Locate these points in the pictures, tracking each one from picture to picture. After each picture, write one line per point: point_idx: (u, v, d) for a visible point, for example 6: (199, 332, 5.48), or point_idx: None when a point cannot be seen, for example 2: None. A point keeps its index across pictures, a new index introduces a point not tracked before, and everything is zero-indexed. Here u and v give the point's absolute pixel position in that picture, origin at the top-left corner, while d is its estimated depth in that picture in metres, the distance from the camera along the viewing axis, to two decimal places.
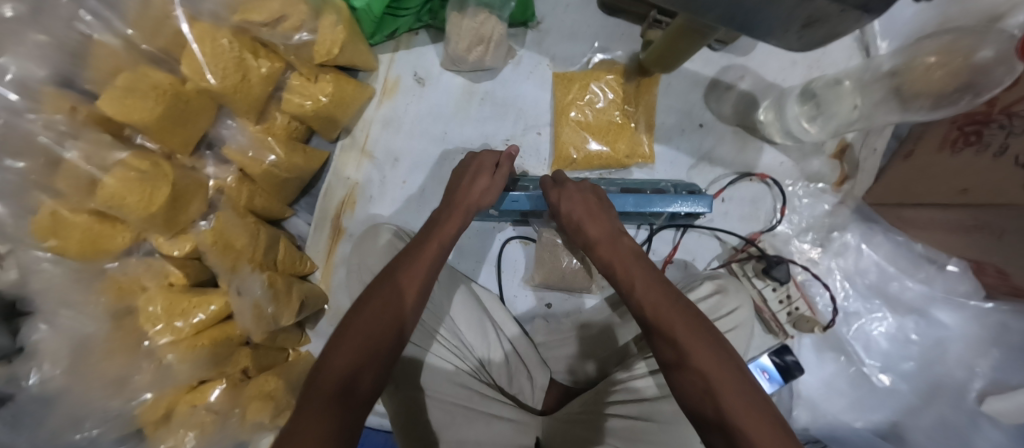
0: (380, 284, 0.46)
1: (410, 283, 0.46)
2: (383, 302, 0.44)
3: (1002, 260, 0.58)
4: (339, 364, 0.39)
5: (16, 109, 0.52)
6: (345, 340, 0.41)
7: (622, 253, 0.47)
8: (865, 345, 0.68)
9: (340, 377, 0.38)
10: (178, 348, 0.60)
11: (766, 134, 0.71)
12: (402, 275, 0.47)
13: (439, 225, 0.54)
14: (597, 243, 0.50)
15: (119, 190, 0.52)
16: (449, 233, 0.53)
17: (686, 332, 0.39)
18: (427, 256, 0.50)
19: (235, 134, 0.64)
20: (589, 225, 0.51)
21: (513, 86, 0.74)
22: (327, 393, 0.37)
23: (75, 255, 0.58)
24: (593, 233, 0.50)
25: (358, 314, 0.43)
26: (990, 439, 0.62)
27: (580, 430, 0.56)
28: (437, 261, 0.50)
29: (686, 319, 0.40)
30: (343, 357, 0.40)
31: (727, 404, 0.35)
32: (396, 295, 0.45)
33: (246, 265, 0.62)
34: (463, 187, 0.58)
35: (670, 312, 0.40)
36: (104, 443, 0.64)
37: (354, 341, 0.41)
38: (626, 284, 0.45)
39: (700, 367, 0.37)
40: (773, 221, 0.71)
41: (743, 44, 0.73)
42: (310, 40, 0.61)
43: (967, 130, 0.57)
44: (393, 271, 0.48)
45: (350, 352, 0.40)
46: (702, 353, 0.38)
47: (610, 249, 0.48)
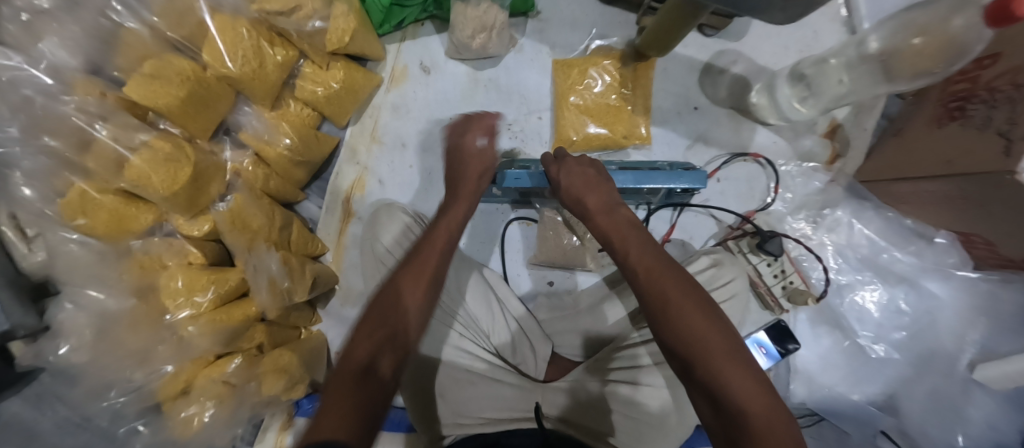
0: (395, 275, 0.49)
1: (422, 267, 0.49)
2: (398, 293, 0.47)
3: (987, 229, 0.60)
4: (361, 349, 0.43)
5: (51, 93, 0.56)
6: (366, 329, 0.44)
7: (619, 225, 0.50)
8: (858, 316, 0.70)
9: (363, 360, 0.42)
10: (199, 320, 0.62)
11: (760, 116, 0.74)
12: (414, 265, 0.49)
13: (448, 210, 0.56)
14: (596, 214, 0.52)
15: (146, 170, 0.56)
16: (455, 220, 0.55)
17: (680, 297, 0.42)
18: (437, 243, 0.52)
19: (251, 120, 0.68)
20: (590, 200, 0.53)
21: (515, 73, 0.78)
22: (353, 375, 0.40)
23: (103, 234, 0.61)
24: (593, 206, 0.52)
25: (377, 307, 0.47)
26: (980, 405, 0.64)
27: (591, 416, 0.57)
28: (447, 247, 0.52)
29: (679, 285, 0.43)
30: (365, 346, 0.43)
31: (715, 363, 0.38)
32: (408, 283, 0.48)
33: (263, 244, 0.66)
34: (467, 169, 0.59)
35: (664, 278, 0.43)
36: (127, 415, 0.67)
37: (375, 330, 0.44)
38: (622, 252, 0.48)
39: (694, 329, 0.40)
40: (767, 200, 0.74)
41: (735, 30, 0.76)
42: (322, 28, 0.64)
43: (953, 107, 0.60)
44: (407, 262, 0.50)
45: (370, 339, 0.44)
46: (693, 315, 0.41)
47: (608, 220, 0.51)
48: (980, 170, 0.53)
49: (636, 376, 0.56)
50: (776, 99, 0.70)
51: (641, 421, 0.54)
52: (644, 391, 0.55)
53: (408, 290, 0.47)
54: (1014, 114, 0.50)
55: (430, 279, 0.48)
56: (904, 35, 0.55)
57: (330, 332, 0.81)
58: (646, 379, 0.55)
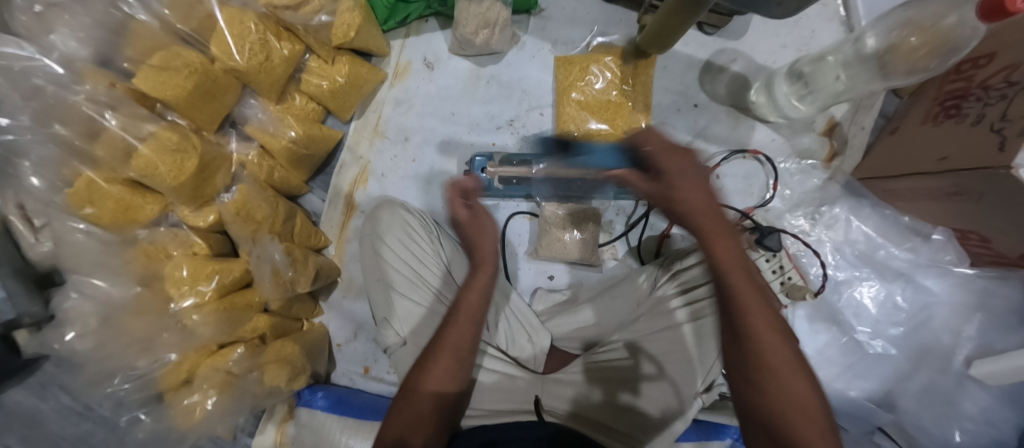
0: (424, 355, 0.53)
1: (447, 342, 0.53)
2: (427, 373, 0.52)
3: (983, 225, 0.61)
4: (395, 428, 0.49)
5: (62, 82, 0.57)
6: (402, 410, 0.50)
7: (734, 262, 0.38)
8: (855, 312, 0.71)
9: (395, 437, 0.48)
10: (203, 309, 0.63)
11: (759, 114, 0.74)
12: (438, 346, 0.53)
13: (471, 275, 0.57)
14: (714, 245, 0.38)
15: (153, 159, 0.57)
16: (474, 301, 0.55)
17: (783, 375, 0.37)
18: (462, 321, 0.54)
19: (257, 113, 0.69)
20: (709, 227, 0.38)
21: (517, 69, 0.79)
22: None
23: (109, 224, 0.62)
24: (712, 239, 0.38)
25: (409, 389, 0.52)
26: (977, 400, 0.65)
27: (600, 411, 0.57)
28: (472, 324, 0.54)
29: (789, 357, 0.38)
30: (400, 423, 0.49)
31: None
32: (436, 365, 0.52)
33: (267, 235, 0.67)
34: (481, 235, 0.56)
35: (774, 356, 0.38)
36: (129, 404, 0.68)
37: (409, 413, 0.49)
38: (733, 301, 0.39)
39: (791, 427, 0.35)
40: (767, 196, 0.75)
41: (734, 29, 0.77)
42: (328, 22, 0.66)
43: (948, 105, 0.61)
44: (433, 342, 0.54)
45: (402, 420, 0.49)
46: (792, 407, 0.36)
47: (725, 257, 0.38)
48: (972, 165, 0.54)
49: (636, 380, 0.58)
50: (774, 97, 0.71)
51: (642, 422, 0.56)
52: (644, 394, 0.57)
53: (430, 379, 0.51)
54: (1005, 111, 0.51)
55: (454, 363, 0.52)
56: (901, 34, 0.56)
57: (332, 323, 0.82)
58: (645, 384, 0.58)
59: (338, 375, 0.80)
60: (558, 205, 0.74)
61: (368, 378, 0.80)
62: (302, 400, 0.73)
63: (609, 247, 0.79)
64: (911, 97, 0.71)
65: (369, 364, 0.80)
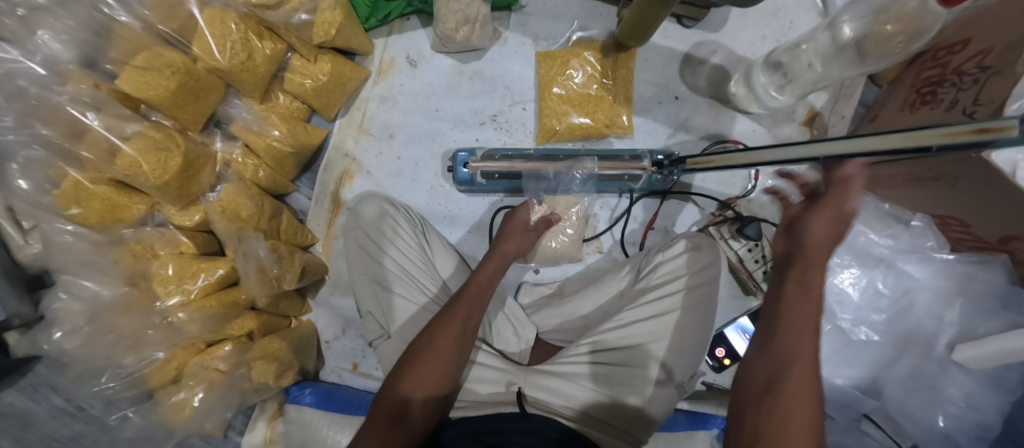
0: (429, 328, 0.54)
1: (451, 320, 0.54)
2: (427, 354, 0.52)
3: (960, 209, 0.62)
4: (395, 393, 0.51)
5: (45, 83, 0.58)
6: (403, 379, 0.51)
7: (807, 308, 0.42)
8: (839, 299, 0.71)
9: (397, 401, 0.50)
10: (189, 307, 0.64)
11: (739, 105, 0.75)
12: (445, 320, 0.54)
13: (481, 263, 0.61)
14: (811, 284, 0.43)
15: (137, 157, 0.57)
16: (484, 280, 0.59)
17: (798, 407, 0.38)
18: (467, 298, 0.56)
19: (241, 112, 0.70)
20: (813, 269, 0.43)
21: (500, 64, 0.79)
22: (387, 412, 0.49)
23: (96, 223, 0.63)
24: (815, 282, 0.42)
25: (408, 364, 0.52)
26: (960, 384, 0.64)
27: (603, 410, 0.59)
28: (475, 308, 0.56)
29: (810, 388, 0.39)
30: (399, 390, 0.51)
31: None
32: (438, 344, 0.52)
33: (251, 232, 0.67)
34: (513, 234, 0.66)
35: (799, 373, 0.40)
36: (120, 401, 0.69)
37: (409, 381, 0.51)
38: (795, 334, 0.42)
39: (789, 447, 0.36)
40: (749, 187, 0.77)
41: (713, 21, 0.77)
42: (309, 21, 0.66)
43: (924, 92, 0.63)
44: (439, 318, 0.55)
45: (403, 388, 0.51)
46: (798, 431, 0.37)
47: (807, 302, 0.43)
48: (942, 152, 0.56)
49: (637, 382, 0.59)
50: (753, 88, 0.72)
51: (642, 422, 0.58)
52: (650, 397, 0.58)
53: (427, 361, 0.51)
54: (979, 95, 0.53)
55: (456, 342, 0.53)
56: (875, 22, 0.56)
57: (321, 320, 0.83)
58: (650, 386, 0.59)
59: (326, 372, 0.81)
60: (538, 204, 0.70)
61: (357, 374, 0.81)
62: (290, 397, 0.73)
63: (595, 240, 0.79)
64: (891, 85, 0.72)
65: (357, 360, 0.80)
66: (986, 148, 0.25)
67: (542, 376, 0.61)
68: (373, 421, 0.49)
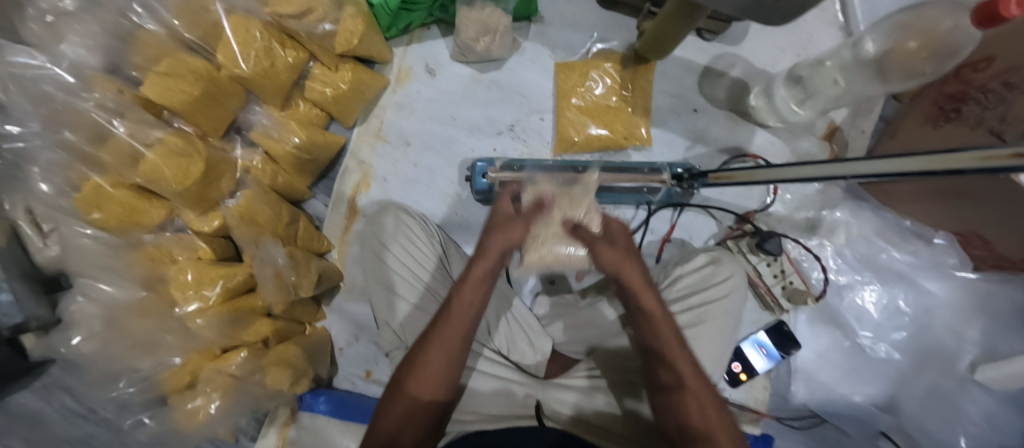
0: (418, 346, 0.53)
1: (440, 341, 0.52)
2: (417, 374, 0.51)
3: (984, 225, 0.61)
4: (387, 423, 0.49)
5: (72, 89, 0.59)
6: (396, 404, 0.50)
7: (665, 326, 0.52)
8: (857, 316, 0.71)
9: (388, 432, 0.49)
10: (207, 313, 0.64)
11: (759, 118, 0.75)
12: (430, 342, 0.52)
13: (467, 268, 0.55)
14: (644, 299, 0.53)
15: (159, 164, 0.58)
16: (478, 275, 0.54)
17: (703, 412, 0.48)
18: (457, 314, 0.53)
19: (262, 119, 0.71)
20: (641, 292, 0.53)
21: (518, 73, 0.79)
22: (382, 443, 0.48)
23: (115, 227, 0.63)
24: (650, 306, 0.52)
25: (397, 389, 0.51)
26: (978, 403, 0.65)
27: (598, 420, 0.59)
28: (467, 320, 0.53)
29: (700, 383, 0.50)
30: (396, 413, 0.50)
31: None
32: (428, 366, 0.51)
33: (269, 238, 0.68)
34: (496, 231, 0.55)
35: (689, 375, 0.50)
36: (134, 406, 0.69)
37: (402, 403, 0.50)
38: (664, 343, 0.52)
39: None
40: (767, 201, 0.76)
41: (733, 34, 0.77)
42: (332, 31, 0.67)
43: (947, 109, 0.63)
44: (426, 337, 0.53)
45: (395, 417, 0.49)
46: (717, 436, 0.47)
47: (662, 321, 0.52)
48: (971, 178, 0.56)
49: (637, 388, 0.61)
50: (773, 101, 0.72)
51: (645, 428, 0.59)
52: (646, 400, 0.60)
53: (418, 385, 0.51)
54: (1005, 114, 0.54)
55: (445, 367, 0.51)
56: (901, 38, 0.56)
57: (333, 327, 0.82)
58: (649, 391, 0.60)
59: (339, 379, 0.81)
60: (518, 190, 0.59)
61: (370, 382, 0.80)
62: (306, 404, 0.73)
63: None
64: (911, 101, 0.72)
65: (371, 367, 0.80)
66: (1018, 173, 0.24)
67: (557, 389, 0.62)
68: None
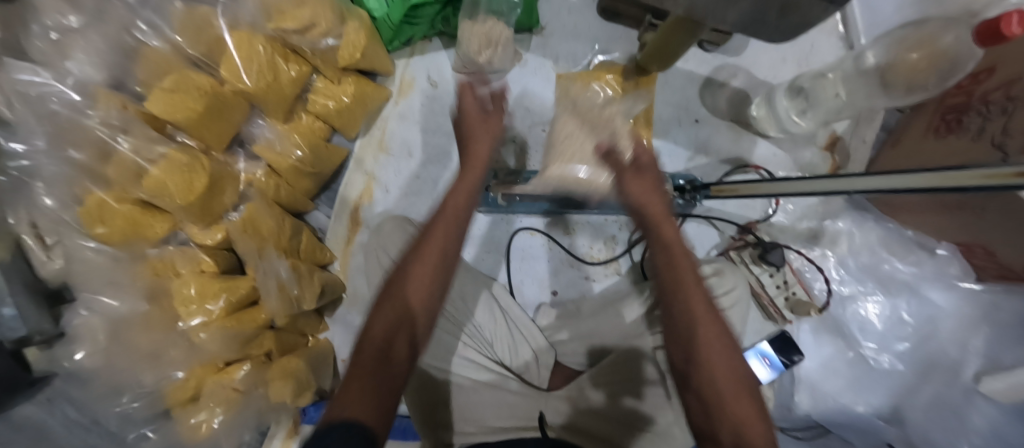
0: (408, 256, 0.47)
1: (432, 243, 0.47)
2: (406, 281, 0.44)
3: (988, 238, 0.61)
4: (376, 332, 0.42)
5: (77, 106, 0.59)
6: (385, 308, 0.44)
7: (684, 267, 0.44)
8: (861, 327, 0.71)
9: (379, 342, 0.41)
10: (211, 327, 0.65)
11: (760, 129, 0.75)
12: (421, 248, 0.46)
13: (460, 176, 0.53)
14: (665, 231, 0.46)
15: (163, 178, 0.58)
16: (467, 188, 0.52)
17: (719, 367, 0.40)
18: (445, 220, 0.48)
19: (265, 132, 0.71)
20: (664, 228, 0.46)
21: (521, 85, 0.80)
22: (369, 359, 0.40)
23: (120, 241, 0.63)
24: (672, 238, 0.45)
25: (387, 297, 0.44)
26: (986, 415, 0.64)
27: (594, 424, 0.59)
28: (455, 226, 0.49)
29: (717, 331, 0.42)
30: (386, 321, 0.42)
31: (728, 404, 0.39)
32: (417, 271, 0.45)
33: (272, 251, 0.68)
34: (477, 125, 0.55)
35: (706, 321, 0.42)
36: (137, 419, 0.69)
37: (391, 315, 0.43)
38: (682, 285, 0.44)
39: (730, 409, 0.38)
40: (769, 211, 0.76)
41: (734, 45, 0.78)
42: (335, 45, 0.68)
43: (948, 119, 0.63)
44: (415, 245, 0.47)
45: (385, 324, 0.42)
46: (732, 394, 0.39)
47: (683, 260, 0.45)
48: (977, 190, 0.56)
49: (638, 385, 0.61)
50: (775, 111, 0.72)
51: (643, 427, 0.58)
52: (645, 397, 0.60)
53: (407, 290, 0.44)
54: (1007, 125, 0.54)
55: (436, 272, 0.45)
56: (901, 50, 0.56)
57: (337, 338, 0.82)
58: (647, 390, 0.60)
59: None
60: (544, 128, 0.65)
61: None
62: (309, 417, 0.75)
63: (613, 263, 0.80)
64: (912, 111, 0.72)
65: None
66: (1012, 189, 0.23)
67: (560, 401, 0.62)
68: (354, 370, 0.39)
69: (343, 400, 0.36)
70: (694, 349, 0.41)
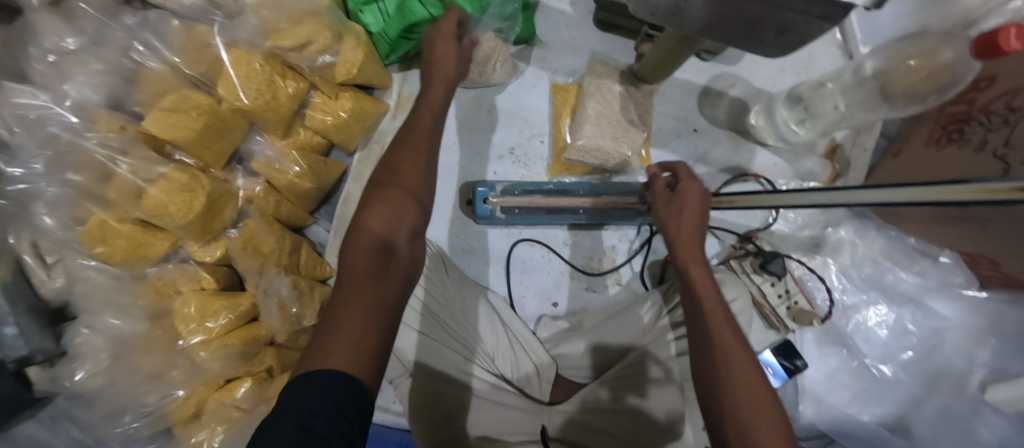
0: (375, 186, 0.48)
1: (406, 174, 0.48)
2: (379, 206, 0.45)
3: (991, 250, 0.61)
4: (357, 258, 0.42)
5: (76, 129, 0.59)
6: (357, 242, 0.43)
7: (689, 250, 0.51)
8: (863, 337, 0.71)
9: (366, 268, 0.41)
10: (211, 345, 0.66)
11: (759, 137, 0.75)
12: (389, 178, 0.48)
13: (421, 98, 0.55)
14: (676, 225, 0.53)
15: (163, 198, 0.58)
16: (426, 126, 0.53)
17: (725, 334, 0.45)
18: (411, 150, 0.50)
19: (264, 149, 0.71)
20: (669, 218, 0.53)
21: (518, 97, 0.79)
22: (359, 280, 0.40)
23: (120, 260, 0.63)
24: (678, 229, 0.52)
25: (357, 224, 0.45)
26: (992, 426, 0.64)
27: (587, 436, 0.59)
28: (422, 155, 0.50)
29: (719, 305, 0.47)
30: (367, 254, 0.42)
31: (728, 361, 0.43)
32: (386, 199, 0.46)
33: (272, 268, 0.69)
34: (437, 73, 0.57)
35: (710, 298, 0.48)
36: (140, 439, 0.69)
37: (365, 249, 0.42)
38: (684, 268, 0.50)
39: (729, 372, 0.42)
40: (769, 220, 0.76)
41: (732, 55, 0.77)
42: (332, 62, 0.68)
43: (950, 128, 0.63)
44: (383, 177, 0.48)
45: (364, 249, 0.42)
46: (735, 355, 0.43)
47: (687, 246, 0.51)
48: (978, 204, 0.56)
49: (641, 385, 0.60)
50: (774, 121, 0.71)
51: (641, 426, 0.58)
52: (650, 397, 0.59)
53: (374, 216, 0.44)
54: (1010, 137, 0.54)
55: (404, 197, 0.47)
56: (900, 60, 0.56)
57: None
58: (653, 388, 0.60)
59: None
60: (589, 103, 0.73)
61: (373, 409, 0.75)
62: None
63: (613, 273, 0.79)
64: (913, 119, 0.72)
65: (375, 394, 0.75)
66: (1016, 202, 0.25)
67: (561, 413, 0.63)
68: (344, 305, 0.38)
69: (328, 343, 0.35)
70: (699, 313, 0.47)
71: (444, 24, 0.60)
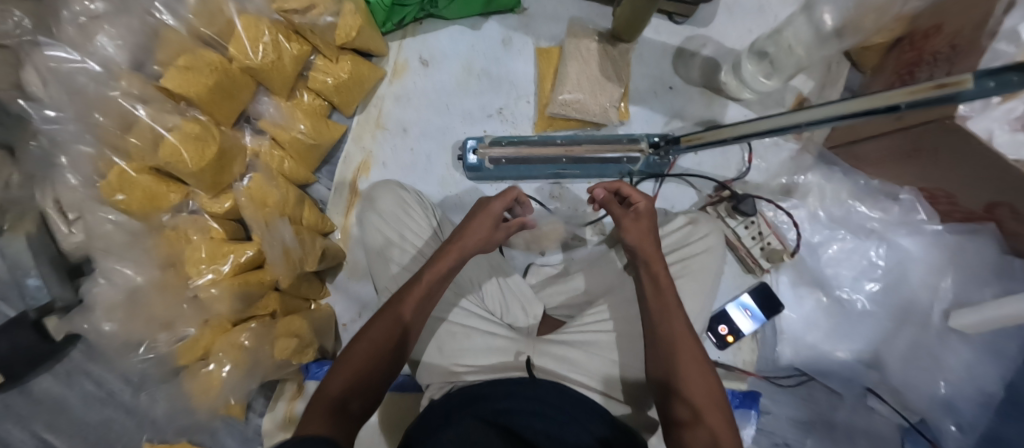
0: (401, 291, 0.55)
1: (430, 277, 0.56)
2: (406, 298, 0.54)
3: (948, 182, 0.65)
4: (355, 356, 0.49)
5: (100, 78, 0.65)
6: (381, 320, 0.52)
7: (678, 315, 0.52)
8: (833, 275, 0.74)
9: (337, 393, 0.46)
10: (220, 284, 0.68)
11: (731, 93, 0.80)
12: (411, 283, 0.56)
13: (456, 237, 0.60)
14: (662, 278, 0.55)
15: (179, 146, 0.63)
16: (458, 250, 0.59)
17: (697, 377, 0.48)
18: (445, 258, 0.58)
19: (269, 108, 0.77)
20: (655, 263, 0.56)
21: (505, 63, 0.86)
22: (327, 404, 0.44)
23: (138, 210, 0.68)
24: (660, 273, 0.55)
25: (383, 311, 0.53)
26: (959, 352, 0.67)
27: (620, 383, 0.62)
28: (445, 274, 0.57)
29: (694, 346, 0.50)
30: (360, 356, 0.49)
31: (700, 404, 0.46)
32: (410, 296, 0.54)
33: (277, 217, 0.72)
34: (466, 231, 0.61)
35: (685, 345, 0.50)
36: (153, 375, 0.73)
37: (357, 365, 0.48)
38: (665, 314, 0.52)
39: (703, 411, 0.46)
40: (744, 170, 0.81)
41: (702, 18, 0.83)
42: (333, 23, 0.73)
43: (902, 72, 0.69)
44: (410, 281, 0.56)
45: (374, 337, 0.50)
46: (707, 400, 0.47)
47: (671, 299, 0.53)
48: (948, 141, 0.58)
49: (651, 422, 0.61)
50: (742, 77, 0.77)
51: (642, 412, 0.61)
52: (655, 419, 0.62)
53: (406, 306, 0.53)
54: (951, 71, 0.58)
55: (424, 299, 0.54)
56: None
57: (338, 305, 0.87)
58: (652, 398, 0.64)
59: None
60: (574, 64, 0.78)
61: None
62: (309, 374, 0.78)
63: (597, 223, 0.84)
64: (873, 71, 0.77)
65: None
66: (952, 100, 0.25)
67: (550, 345, 0.64)
68: (312, 407, 0.45)
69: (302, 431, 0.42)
70: (675, 355, 0.49)
71: (508, 193, 0.63)
